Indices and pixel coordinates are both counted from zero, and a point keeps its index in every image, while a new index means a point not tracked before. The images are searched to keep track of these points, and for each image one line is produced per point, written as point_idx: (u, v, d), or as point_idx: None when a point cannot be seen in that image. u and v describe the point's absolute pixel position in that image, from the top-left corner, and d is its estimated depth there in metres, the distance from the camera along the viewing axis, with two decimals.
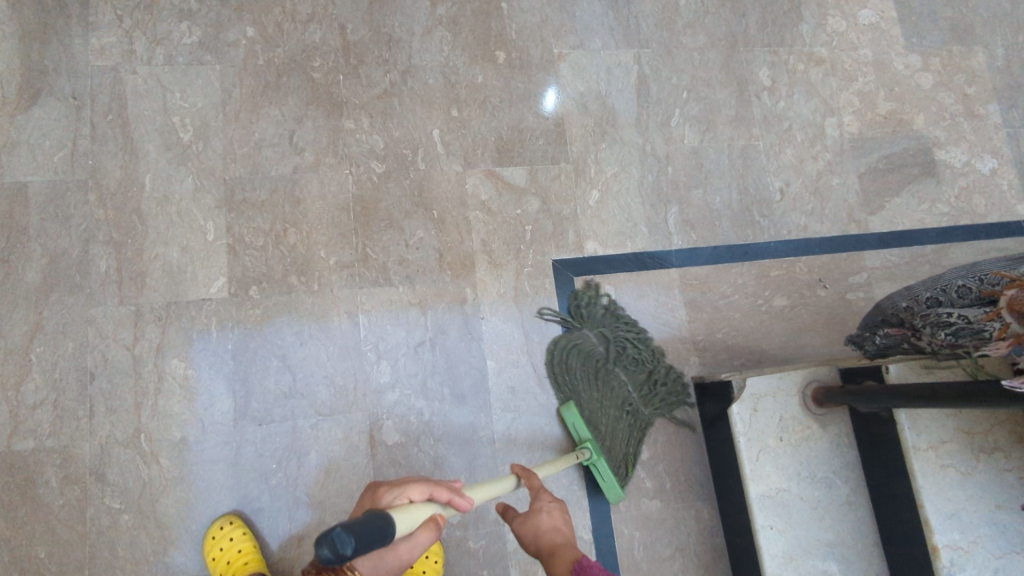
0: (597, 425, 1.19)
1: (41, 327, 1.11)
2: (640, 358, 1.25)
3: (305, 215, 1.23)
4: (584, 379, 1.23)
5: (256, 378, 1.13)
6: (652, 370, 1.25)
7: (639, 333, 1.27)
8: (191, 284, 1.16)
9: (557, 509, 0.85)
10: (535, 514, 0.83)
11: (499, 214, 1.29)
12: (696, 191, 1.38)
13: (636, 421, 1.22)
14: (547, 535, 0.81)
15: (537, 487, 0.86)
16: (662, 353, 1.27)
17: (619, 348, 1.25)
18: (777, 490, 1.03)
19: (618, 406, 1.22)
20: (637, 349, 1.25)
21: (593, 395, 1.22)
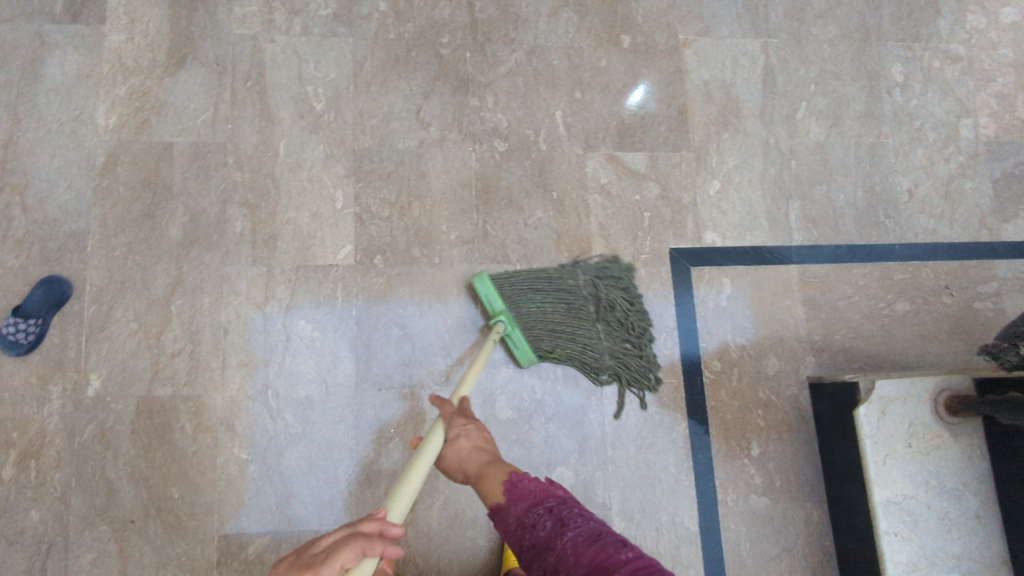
0: (537, 328, 1.13)
1: (180, 281, 1.16)
2: (626, 325, 1.16)
3: (429, 189, 1.25)
4: (552, 293, 1.15)
5: (377, 345, 1.17)
6: (633, 345, 1.17)
7: (642, 314, 1.18)
8: (320, 249, 1.20)
9: (475, 430, 0.87)
10: (457, 442, 0.85)
11: (619, 199, 1.28)
12: (820, 187, 1.34)
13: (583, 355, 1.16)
14: (469, 461, 0.83)
15: (452, 416, 0.87)
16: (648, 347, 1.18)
17: (612, 299, 1.17)
18: (903, 497, 1.01)
19: (571, 334, 1.14)
20: (621, 321, 1.16)
21: (554, 312, 1.14)
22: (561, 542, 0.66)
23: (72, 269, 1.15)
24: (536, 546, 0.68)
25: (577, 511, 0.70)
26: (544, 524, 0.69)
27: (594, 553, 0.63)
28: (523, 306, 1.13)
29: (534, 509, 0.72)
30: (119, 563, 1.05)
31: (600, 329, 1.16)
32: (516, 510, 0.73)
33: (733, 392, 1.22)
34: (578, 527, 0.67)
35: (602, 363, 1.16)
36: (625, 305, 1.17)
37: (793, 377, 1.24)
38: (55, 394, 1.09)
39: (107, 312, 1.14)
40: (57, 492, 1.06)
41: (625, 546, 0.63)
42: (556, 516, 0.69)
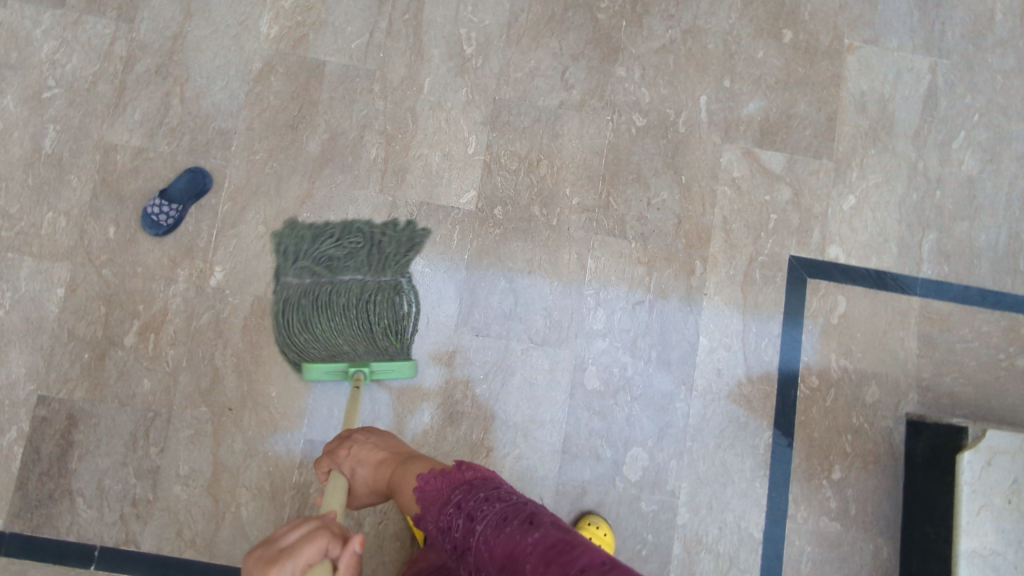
0: (358, 339, 1.12)
1: (310, 195, 1.20)
2: (351, 251, 1.17)
3: (560, 151, 1.25)
4: (300, 325, 1.12)
5: (483, 292, 1.19)
6: (368, 252, 1.17)
7: (334, 233, 1.18)
8: (445, 190, 1.22)
9: (360, 450, 0.95)
10: (356, 475, 0.93)
11: (747, 195, 1.26)
12: (961, 224, 1.27)
13: (386, 295, 1.15)
14: (375, 480, 0.92)
15: (336, 453, 0.95)
16: (371, 241, 1.18)
17: (322, 257, 1.16)
18: (990, 551, 0.98)
19: (360, 307, 1.12)
20: (336, 252, 1.16)
21: (334, 320, 1.12)
22: (475, 539, 0.71)
23: (215, 164, 1.20)
24: (456, 547, 0.73)
25: (482, 497, 0.74)
26: (457, 523, 0.74)
27: (504, 543, 0.67)
28: (327, 341, 1.12)
29: (446, 510, 0.77)
30: (212, 444, 1.11)
31: (360, 275, 1.15)
32: (431, 515, 0.80)
33: (825, 412, 1.19)
34: (484, 517, 0.72)
35: (386, 283, 1.15)
36: (322, 246, 1.17)
37: (890, 410, 1.19)
38: (182, 277, 1.16)
39: (239, 211, 1.19)
40: (168, 368, 1.13)
41: (531, 526, 0.68)
42: (465, 511, 0.74)
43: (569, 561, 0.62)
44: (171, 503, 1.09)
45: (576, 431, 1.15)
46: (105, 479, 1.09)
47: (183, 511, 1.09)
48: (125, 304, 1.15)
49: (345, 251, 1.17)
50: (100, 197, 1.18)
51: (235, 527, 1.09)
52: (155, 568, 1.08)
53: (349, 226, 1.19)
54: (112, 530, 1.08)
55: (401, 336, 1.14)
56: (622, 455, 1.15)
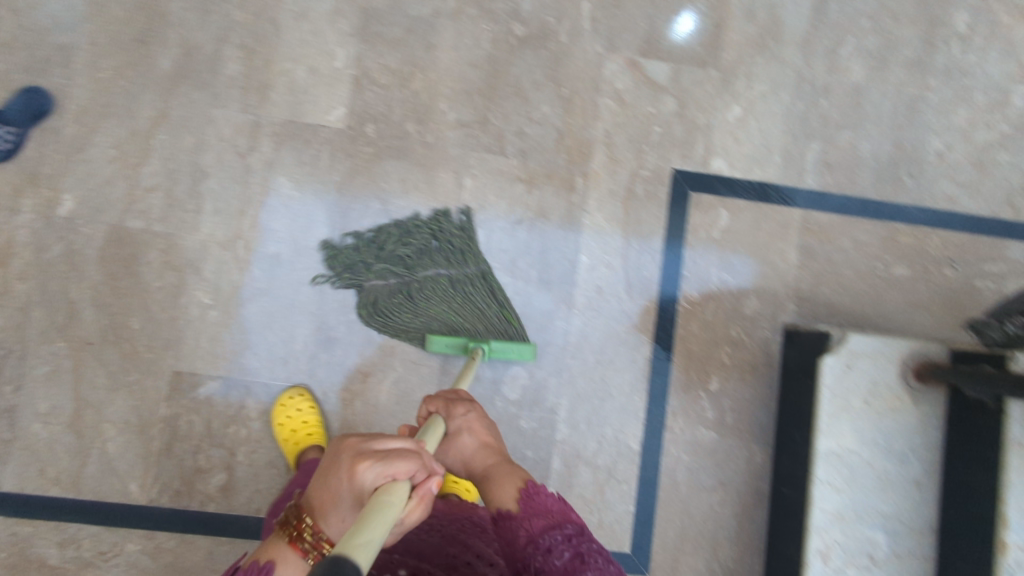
0: (471, 321, 1.10)
1: (164, 116, 1.12)
2: (422, 246, 1.13)
3: (435, 63, 1.18)
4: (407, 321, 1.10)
5: (355, 215, 1.14)
6: (437, 246, 1.13)
7: (393, 232, 1.13)
8: (311, 107, 1.15)
9: (475, 417, 0.85)
10: (461, 441, 0.83)
11: (631, 108, 1.22)
12: (845, 133, 1.26)
13: (472, 284, 1.12)
14: (475, 460, 0.82)
15: (452, 403, 0.85)
16: (434, 235, 1.13)
17: (393, 256, 1.11)
18: (846, 451, 1.00)
19: (459, 295, 1.11)
20: (410, 248, 1.12)
21: (437, 308, 1.10)
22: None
23: (56, 83, 1.11)
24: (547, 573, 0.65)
25: (598, 550, 0.68)
26: (561, 553, 0.66)
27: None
28: (439, 326, 1.10)
29: (552, 531, 0.68)
30: (72, 381, 1.07)
31: (445, 269, 1.12)
32: (528, 524, 0.70)
33: (705, 325, 1.20)
34: (597, 568, 0.66)
35: (475, 273, 1.13)
36: (391, 245, 1.12)
37: (769, 322, 1.21)
38: (28, 207, 1.09)
39: (87, 135, 1.11)
40: (20, 305, 1.08)
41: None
42: (576, 550, 0.67)
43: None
44: (33, 442, 1.06)
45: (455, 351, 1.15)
46: None
47: (46, 450, 1.06)
48: None
49: (407, 245, 1.12)
50: None
51: (103, 463, 1.07)
52: (20, 508, 1.05)
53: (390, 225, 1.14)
54: None
55: (509, 313, 1.11)
56: (502, 375, 1.15)
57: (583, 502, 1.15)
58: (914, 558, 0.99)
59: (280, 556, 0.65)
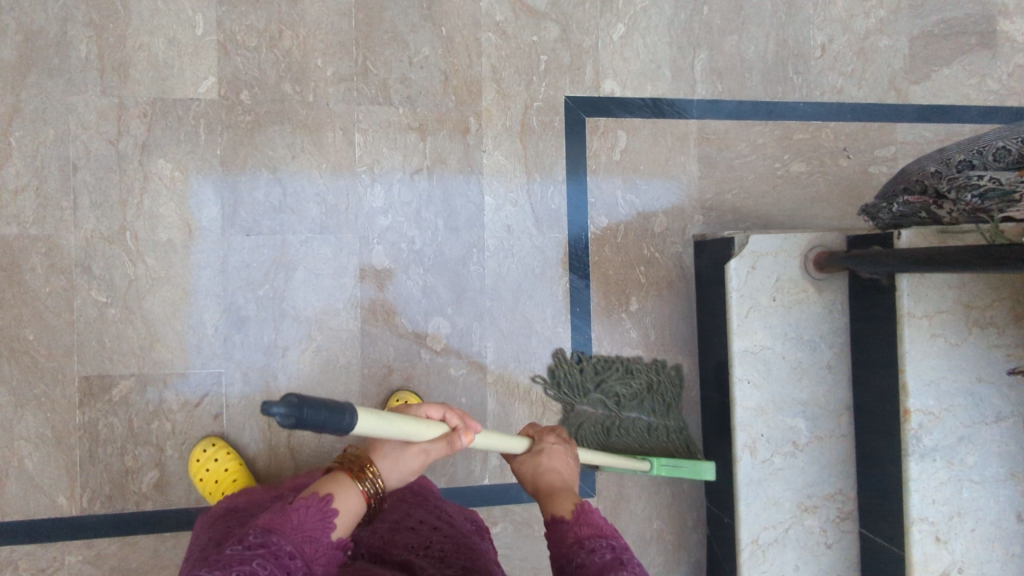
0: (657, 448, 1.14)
1: (17, 110, 1.04)
2: (640, 391, 1.19)
3: (303, 17, 1.12)
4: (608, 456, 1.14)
5: (245, 187, 1.10)
6: (650, 393, 1.19)
7: (617, 368, 1.19)
8: (178, 81, 1.08)
9: (572, 453, 0.79)
10: (547, 465, 0.75)
11: (514, 39, 1.19)
12: (730, 37, 1.26)
13: (669, 430, 1.17)
14: (547, 475, 0.74)
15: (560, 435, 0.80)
16: (654, 384, 1.20)
17: (612, 391, 1.18)
18: (760, 348, 1.04)
19: (655, 440, 1.15)
20: (627, 388, 1.18)
21: (631, 442, 1.14)
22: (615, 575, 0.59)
23: None
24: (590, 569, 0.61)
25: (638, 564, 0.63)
26: (604, 556, 0.62)
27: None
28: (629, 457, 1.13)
29: (599, 538, 0.64)
30: None
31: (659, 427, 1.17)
32: (579, 530, 0.66)
33: (618, 249, 1.21)
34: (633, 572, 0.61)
35: (674, 426, 1.18)
36: (612, 378, 1.19)
37: (679, 236, 1.23)
38: None
39: None
40: None
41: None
42: (618, 554, 0.62)
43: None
44: None
45: (373, 312, 1.13)
46: None
47: None
48: None
49: (630, 379, 1.19)
50: None
51: (23, 481, 1.03)
52: None
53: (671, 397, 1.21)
54: None
55: (692, 445, 1.16)
56: (424, 328, 1.14)
57: None
58: (834, 437, 1.05)
59: (337, 486, 0.64)
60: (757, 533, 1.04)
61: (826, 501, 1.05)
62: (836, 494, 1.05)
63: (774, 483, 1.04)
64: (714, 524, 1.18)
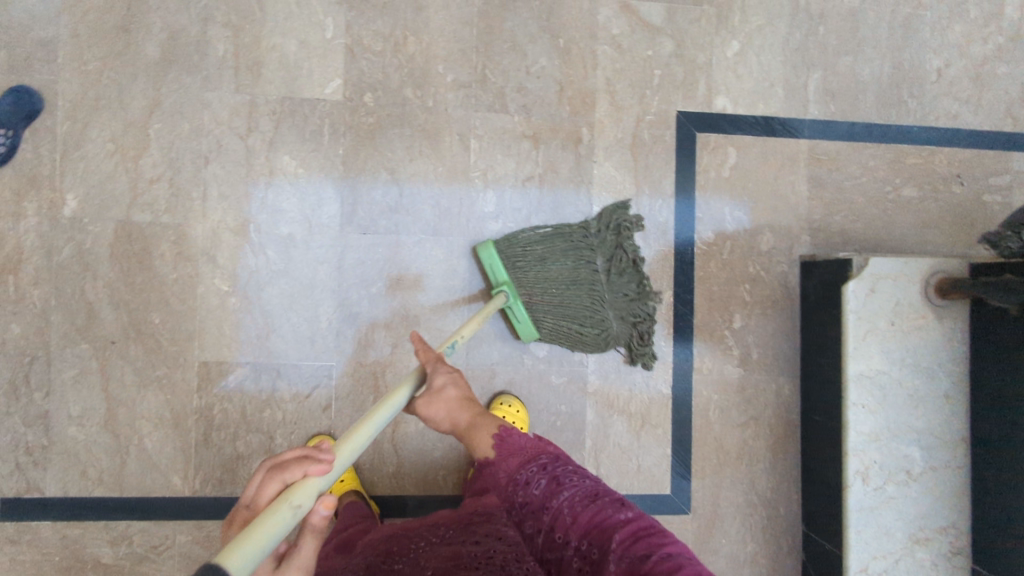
0: (577, 304, 1.09)
1: (157, 104, 1.09)
2: (551, 253, 1.09)
3: (426, 24, 1.15)
4: (597, 327, 1.10)
5: (364, 187, 1.13)
6: (562, 243, 1.10)
7: (531, 237, 1.10)
8: (307, 82, 1.12)
9: (460, 376, 0.82)
10: (442, 393, 0.79)
11: (629, 53, 1.20)
12: (844, 59, 1.25)
13: (587, 281, 1.09)
14: (459, 412, 0.79)
15: (437, 359, 0.81)
16: (563, 246, 1.09)
17: (541, 258, 1.08)
18: (876, 372, 1.03)
19: (585, 292, 1.09)
20: (546, 250, 1.09)
21: (568, 312, 1.09)
22: (558, 502, 0.68)
23: (41, 79, 1.06)
24: (532, 503, 0.70)
25: (572, 470, 0.72)
26: (539, 483, 0.71)
27: (593, 513, 0.65)
28: (567, 322, 1.10)
29: (528, 466, 0.73)
30: (101, 381, 1.07)
31: (602, 262, 1.10)
32: (506, 465, 0.74)
33: (723, 266, 1.20)
34: (573, 486, 0.69)
35: (599, 262, 1.10)
36: (541, 253, 1.09)
37: (785, 256, 1.22)
38: (30, 211, 1.06)
39: (81, 131, 1.07)
40: (37, 310, 1.06)
41: (623, 507, 0.66)
42: (551, 474, 0.71)
43: (661, 543, 0.61)
44: (70, 446, 1.06)
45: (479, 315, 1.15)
46: None
47: (84, 452, 1.06)
48: None
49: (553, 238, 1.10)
50: None
51: (142, 459, 1.07)
52: (64, 511, 1.06)
53: (628, 231, 1.11)
54: (11, 481, 1.05)
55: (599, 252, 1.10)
56: (528, 334, 1.16)
57: (620, 449, 1.17)
58: (949, 468, 1.03)
59: None
60: (866, 563, 1.01)
61: (941, 535, 1.02)
62: (949, 528, 1.02)
63: (886, 512, 1.02)
64: (812, 552, 1.16)
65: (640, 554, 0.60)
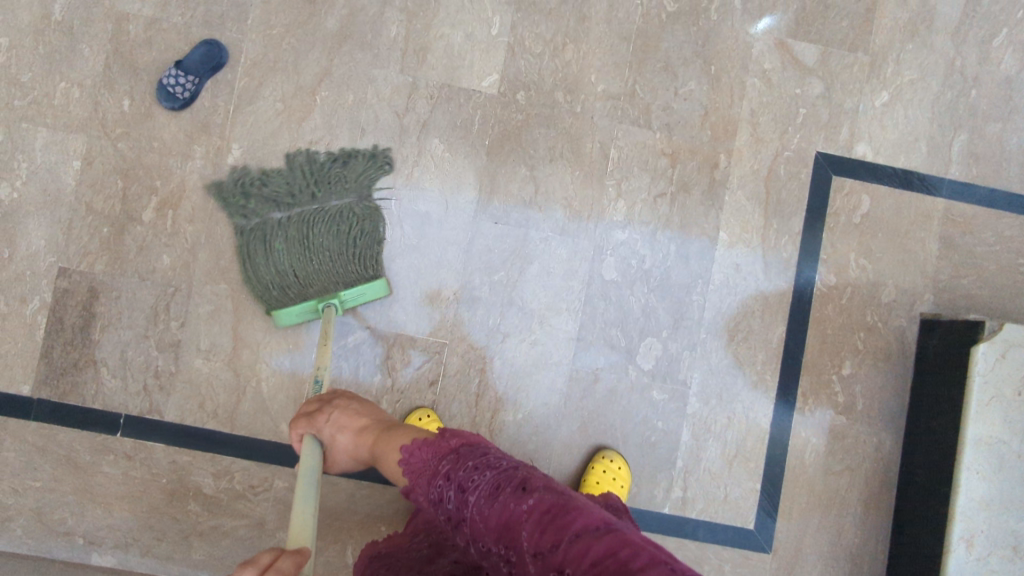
0: (336, 229, 1.10)
1: (328, 73, 1.16)
2: (274, 251, 1.10)
3: (586, 34, 1.19)
4: (347, 218, 1.12)
5: (503, 179, 1.17)
6: (260, 251, 1.10)
7: (248, 275, 1.11)
8: (466, 72, 1.18)
9: (340, 415, 0.89)
10: (335, 442, 0.88)
11: (778, 88, 1.22)
12: (994, 124, 1.24)
13: (307, 223, 1.10)
14: (360, 448, 0.87)
15: (310, 417, 0.88)
16: (252, 254, 1.11)
17: (283, 271, 1.09)
18: (995, 439, 1.02)
19: (314, 231, 1.09)
20: (274, 265, 1.10)
21: (341, 244, 1.10)
22: (469, 510, 0.67)
23: (230, 36, 1.15)
24: (451, 519, 0.70)
25: (471, 466, 0.69)
26: (447, 501, 0.70)
27: (499, 513, 0.64)
28: (352, 231, 1.11)
29: (435, 482, 0.72)
30: (232, 321, 1.13)
31: (278, 213, 1.12)
32: (422, 488, 0.75)
33: (841, 310, 1.20)
34: (476, 487, 0.67)
35: (274, 225, 1.11)
36: (273, 273, 1.10)
37: (905, 310, 1.20)
38: (199, 154, 1.14)
39: (256, 88, 1.15)
40: (187, 244, 1.13)
41: (524, 492, 0.64)
42: (455, 483, 0.69)
43: (566, 525, 0.59)
44: (193, 377, 1.12)
45: (592, 319, 1.17)
46: (129, 350, 1.11)
47: (205, 384, 1.12)
48: (142, 178, 1.13)
49: (252, 267, 1.11)
50: (113, 68, 1.13)
51: (256, 401, 1.12)
52: (178, 437, 1.11)
53: (246, 176, 1.14)
54: (136, 400, 1.10)
55: (291, 206, 1.12)
56: (637, 345, 1.17)
57: (710, 475, 1.16)
58: None
59: None
60: None
61: None
62: None
63: None
64: None
65: (549, 547, 0.59)
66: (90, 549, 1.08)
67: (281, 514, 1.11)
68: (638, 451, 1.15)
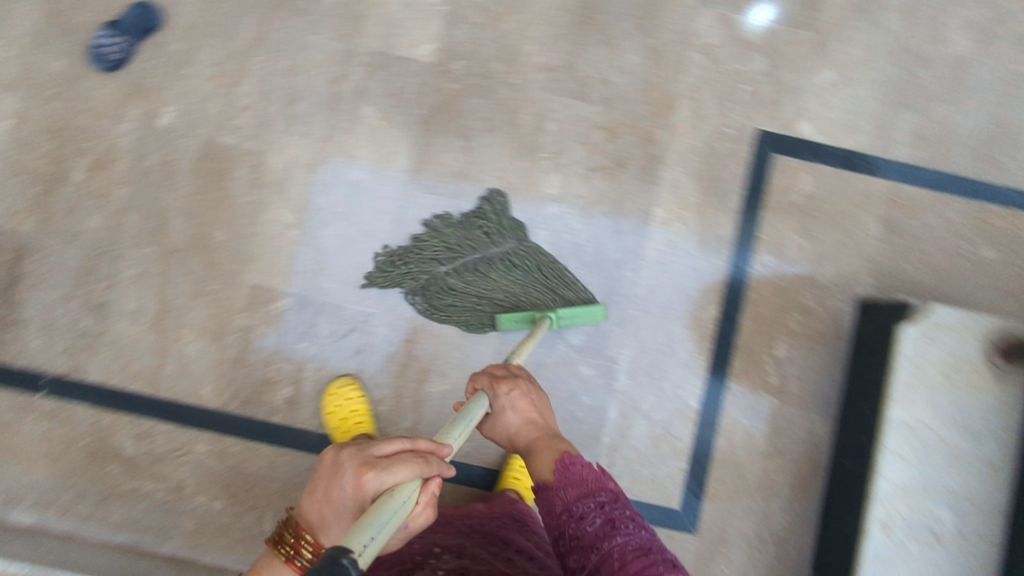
0: (519, 272, 1.09)
1: (264, 38, 1.16)
2: (459, 294, 1.10)
3: (527, 6, 1.18)
4: (527, 258, 1.10)
5: (436, 149, 1.16)
6: (445, 299, 1.10)
7: (431, 312, 1.11)
8: (403, 41, 1.17)
9: (520, 395, 0.85)
10: (503, 414, 0.84)
11: (721, 64, 1.20)
12: (943, 105, 1.21)
13: (486, 270, 1.09)
14: (519, 436, 0.84)
15: (495, 381, 0.85)
16: (426, 300, 1.11)
17: (476, 305, 1.09)
18: (918, 423, 1.00)
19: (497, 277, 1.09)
20: (467, 303, 1.10)
21: (520, 273, 1.09)
22: (607, 544, 0.65)
23: None
24: (581, 538, 0.67)
25: (630, 518, 0.68)
26: (592, 520, 0.68)
27: (643, 566, 0.62)
28: (522, 258, 1.10)
29: (586, 500, 0.70)
30: (159, 283, 1.12)
31: (445, 265, 1.11)
32: (564, 495, 0.72)
33: (777, 291, 1.18)
34: (627, 534, 0.66)
35: (446, 273, 1.10)
36: (459, 304, 1.10)
37: (843, 293, 1.18)
38: (131, 116, 1.14)
39: (190, 52, 1.15)
40: (117, 206, 1.13)
41: (675, 568, 0.63)
42: (607, 516, 0.68)
43: None
44: (119, 338, 1.12)
45: None
46: (55, 309, 1.11)
47: (129, 346, 1.12)
48: (73, 138, 1.13)
49: (443, 308, 1.11)
50: (49, 28, 1.14)
51: (180, 364, 1.12)
52: (101, 398, 1.11)
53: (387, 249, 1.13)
54: (61, 358, 1.11)
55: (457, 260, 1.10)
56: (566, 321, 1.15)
57: (636, 453, 1.15)
58: (980, 539, 0.98)
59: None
60: None
61: None
62: None
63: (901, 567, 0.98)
64: None
65: None
66: (7, 506, 1.08)
67: (201, 478, 1.11)
68: (564, 427, 1.14)
